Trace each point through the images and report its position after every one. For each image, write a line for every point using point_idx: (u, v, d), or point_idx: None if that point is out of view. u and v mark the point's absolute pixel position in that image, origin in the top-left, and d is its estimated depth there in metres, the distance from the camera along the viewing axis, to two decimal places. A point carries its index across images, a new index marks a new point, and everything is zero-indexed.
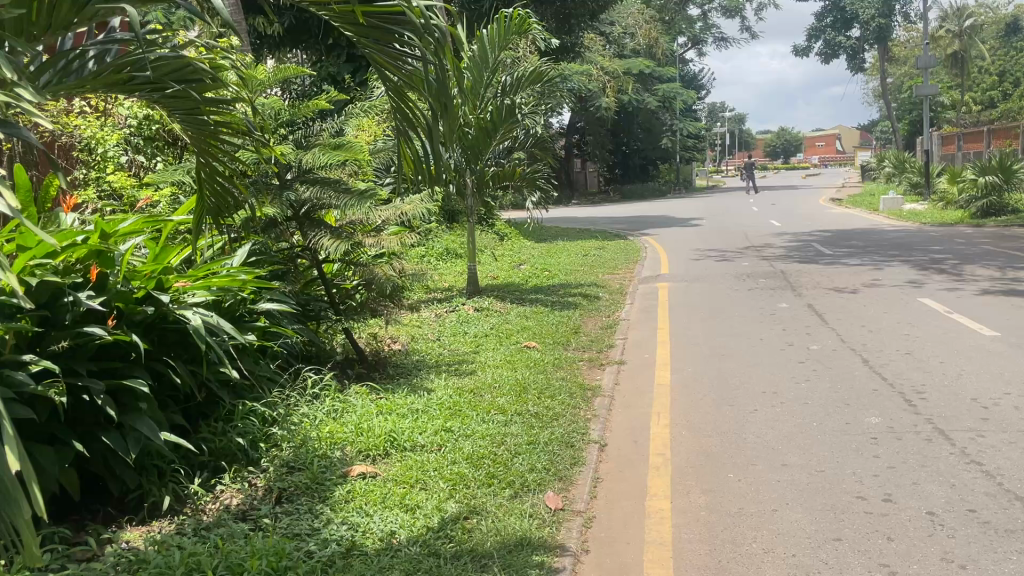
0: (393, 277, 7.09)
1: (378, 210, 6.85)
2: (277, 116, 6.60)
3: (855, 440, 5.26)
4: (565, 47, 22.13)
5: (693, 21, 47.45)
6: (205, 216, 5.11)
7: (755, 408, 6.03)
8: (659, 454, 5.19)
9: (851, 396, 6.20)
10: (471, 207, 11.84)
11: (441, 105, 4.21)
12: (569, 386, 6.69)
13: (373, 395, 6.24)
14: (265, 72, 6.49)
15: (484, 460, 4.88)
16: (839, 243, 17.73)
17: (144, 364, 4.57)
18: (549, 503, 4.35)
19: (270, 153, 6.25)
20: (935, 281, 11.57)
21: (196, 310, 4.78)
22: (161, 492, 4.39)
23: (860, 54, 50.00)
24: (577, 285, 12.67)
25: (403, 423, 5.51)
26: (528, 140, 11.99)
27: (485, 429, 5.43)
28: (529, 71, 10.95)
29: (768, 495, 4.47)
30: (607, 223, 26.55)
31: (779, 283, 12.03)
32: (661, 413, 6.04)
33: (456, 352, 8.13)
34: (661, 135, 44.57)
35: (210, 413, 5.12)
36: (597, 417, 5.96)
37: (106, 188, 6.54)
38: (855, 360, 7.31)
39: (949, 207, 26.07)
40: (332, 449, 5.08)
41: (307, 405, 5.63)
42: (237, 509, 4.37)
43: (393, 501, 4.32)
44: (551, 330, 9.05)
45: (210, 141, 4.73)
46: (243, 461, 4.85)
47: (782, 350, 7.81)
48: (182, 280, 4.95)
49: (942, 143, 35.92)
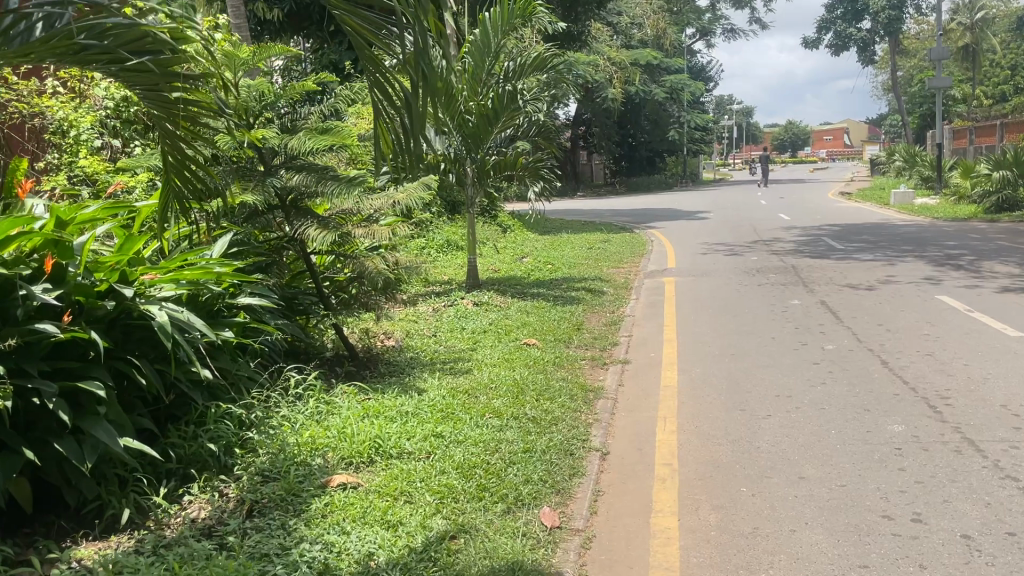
0: (385, 270, 6.70)
1: (369, 200, 6.46)
2: (260, 98, 6.15)
3: (878, 450, 4.86)
4: (571, 34, 21.67)
5: (701, 12, 46.87)
6: (169, 202, 4.56)
7: (768, 413, 5.65)
8: (666, 464, 4.80)
9: (871, 401, 5.80)
10: (471, 197, 11.42)
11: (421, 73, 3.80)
12: (569, 387, 6.31)
13: (362, 397, 5.87)
14: (248, 52, 6.08)
15: (475, 470, 4.50)
16: (850, 237, 17.27)
17: (104, 363, 4.20)
18: (545, 521, 3.98)
19: (251, 137, 5.87)
20: (953, 277, 11.13)
21: (164, 305, 4.42)
22: (121, 503, 4.03)
23: (871, 46, 49.23)
24: (580, 279, 12.29)
25: (390, 427, 5.12)
26: (531, 129, 11.47)
27: (478, 434, 5.06)
28: (531, 58, 10.53)
29: (784, 513, 4.08)
30: (613, 215, 26.14)
31: (791, 279, 11.61)
32: (668, 418, 5.66)
33: (452, 349, 7.75)
34: (668, 127, 44.00)
35: (180, 415, 4.76)
36: (599, 422, 5.58)
37: (77, 173, 6.24)
38: (874, 361, 6.90)
39: (961, 201, 25.55)
40: (312, 456, 4.69)
41: (289, 406, 5.26)
42: (203, 523, 4.00)
43: (373, 518, 3.94)
44: (553, 327, 8.65)
45: (175, 122, 4.32)
46: (214, 468, 4.50)
47: (795, 350, 7.42)
48: (150, 271, 4.58)
49: (953, 137, 35.32)
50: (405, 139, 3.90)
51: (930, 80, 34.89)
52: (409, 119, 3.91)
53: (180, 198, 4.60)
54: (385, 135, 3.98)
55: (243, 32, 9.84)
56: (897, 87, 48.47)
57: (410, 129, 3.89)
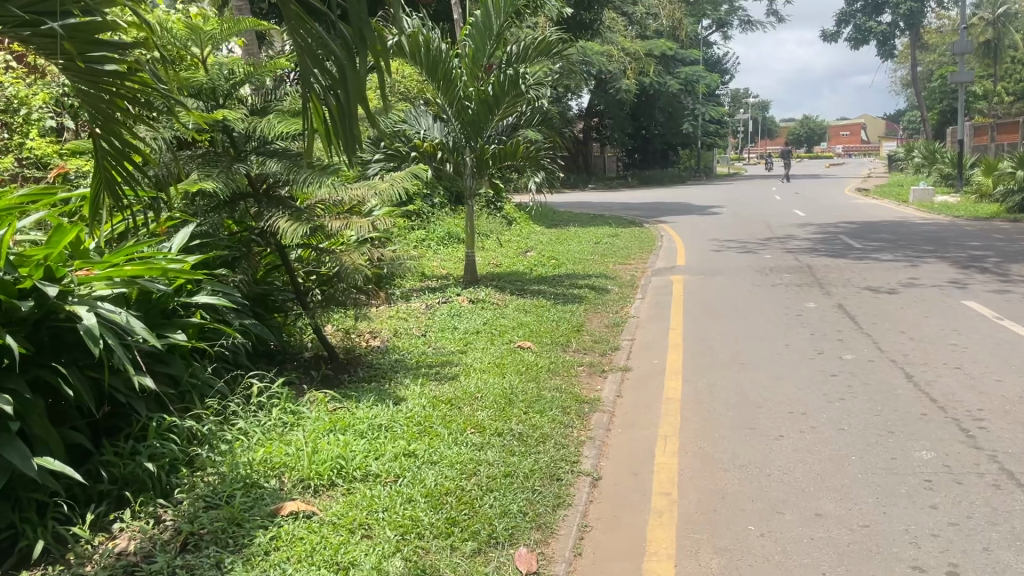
0: (364, 266, 6.17)
1: (347, 189, 5.95)
2: (231, 77, 5.60)
3: (905, 483, 4.31)
4: (583, 22, 21.06)
5: (718, 3, 46.01)
6: (101, 193, 4.11)
7: (781, 434, 5.10)
8: (665, 493, 4.27)
9: (896, 422, 5.24)
10: (470, 188, 10.60)
11: (358, 35, 3.51)
12: (562, 398, 5.77)
13: (335, 407, 5.36)
14: (214, 26, 5.54)
15: (446, 499, 3.97)
16: (868, 235, 16.62)
17: (23, 373, 3.71)
18: (521, 565, 3.45)
19: (219, 118, 5.33)
20: (980, 281, 10.51)
21: (99, 305, 3.92)
22: (37, 533, 3.53)
23: (891, 40, 48.20)
24: (584, 275, 11.73)
25: (357, 444, 4.58)
26: (534, 117, 10.66)
27: (456, 454, 4.53)
28: (536, 41, 10.03)
29: (798, 560, 3.53)
30: (623, 209, 25.50)
31: (806, 279, 10.99)
32: (669, 436, 5.11)
33: (441, 352, 7.20)
34: (682, 120, 43.23)
35: (121, 428, 4.27)
36: (592, 439, 5.04)
37: (28, 155, 6.75)
38: (897, 374, 6.33)
39: (983, 199, 24.78)
40: (266, 479, 4.17)
41: (247, 418, 4.74)
42: (127, 559, 3.47)
43: (321, 558, 3.41)
44: (550, 328, 8.10)
45: (109, 103, 3.81)
46: (153, 491, 3.98)
47: (811, 360, 6.85)
48: (85, 267, 4.11)
49: (974, 133, 34.43)
50: (341, 114, 3.64)
51: (952, 74, 34.02)
52: (345, 90, 3.58)
53: (115, 188, 4.11)
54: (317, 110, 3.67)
55: (243, 12, 9.31)
56: (918, 81, 47.44)
57: (347, 100, 3.61)
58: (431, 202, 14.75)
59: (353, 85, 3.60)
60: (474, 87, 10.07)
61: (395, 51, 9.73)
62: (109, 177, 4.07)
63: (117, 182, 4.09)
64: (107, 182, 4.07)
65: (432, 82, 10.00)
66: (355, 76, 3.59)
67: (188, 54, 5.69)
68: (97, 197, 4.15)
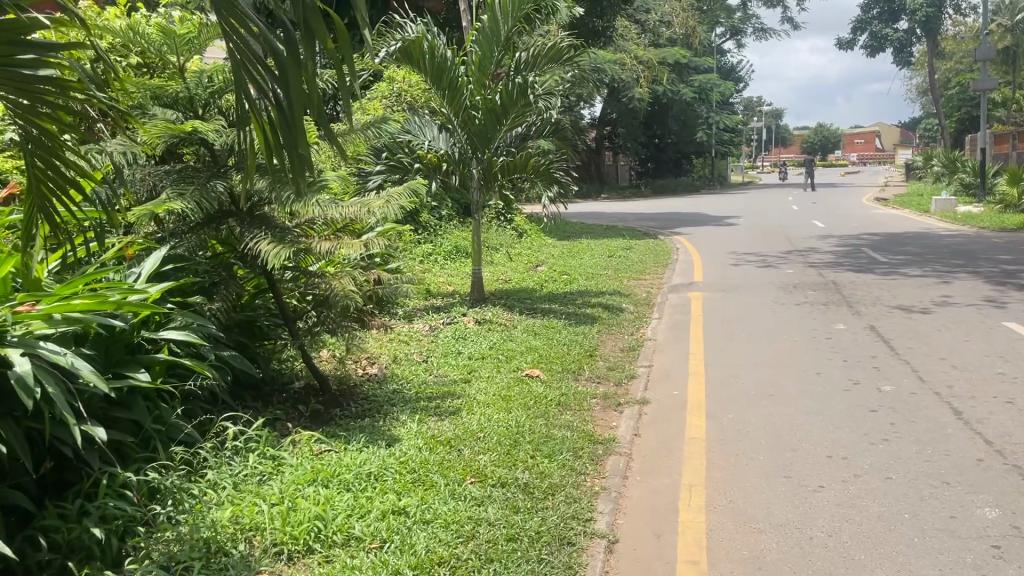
0: (355, 291, 5.67)
1: (338, 206, 5.46)
2: (209, 85, 5.14)
3: (973, 551, 3.72)
4: (596, 30, 20.55)
5: (733, 11, 45.43)
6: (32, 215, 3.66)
7: (822, 485, 4.52)
8: (692, 562, 3.70)
9: (950, 471, 4.65)
10: (477, 203, 10.07)
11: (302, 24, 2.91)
12: (573, 438, 5.21)
13: (321, 450, 4.85)
14: (189, 29, 5.11)
15: (437, 571, 3.43)
16: (894, 248, 15.97)
17: None
18: None
19: (188, 130, 4.82)
20: (1019, 300, 9.89)
21: (43, 346, 3.45)
22: None
23: (908, 47, 47.46)
24: (597, 292, 11.18)
25: (341, 498, 4.05)
26: (544, 128, 10.04)
27: (452, 511, 3.98)
28: (546, 47, 9.48)
29: None
30: (636, 219, 24.96)
31: (833, 297, 10.39)
32: (694, 487, 4.55)
33: (443, 381, 6.68)
34: (695, 128, 42.63)
35: (71, 482, 3.78)
36: (607, 490, 4.48)
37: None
38: (944, 410, 5.73)
39: (1008, 210, 24.00)
40: (235, 541, 3.62)
41: (220, 467, 4.21)
42: None
43: None
44: (562, 353, 7.56)
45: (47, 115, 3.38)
46: (103, 560, 3.46)
47: (848, 391, 6.26)
48: (25, 301, 3.64)
49: (995, 141, 33.56)
50: (280, 116, 3.06)
51: (973, 81, 33.12)
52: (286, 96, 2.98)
53: (47, 210, 3.67)
54: (255, 119, 3.11)
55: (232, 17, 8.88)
56: (936, 87, 46.51)
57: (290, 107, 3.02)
58: (438, 214, 14.26)
59: (298, 94, 3.00)
60: (481, 95, 9.55)
61: (399, 57, 9.27)
62: (43, 198, 3.64)
63: (50, 201, 3.65)
64: (40, 206, 3.64)
65: (437, 91, 9.50)
66: (299, 82, 2.99)
67: (166, 63, 5.32)
68: (31, 221, 3.72)
